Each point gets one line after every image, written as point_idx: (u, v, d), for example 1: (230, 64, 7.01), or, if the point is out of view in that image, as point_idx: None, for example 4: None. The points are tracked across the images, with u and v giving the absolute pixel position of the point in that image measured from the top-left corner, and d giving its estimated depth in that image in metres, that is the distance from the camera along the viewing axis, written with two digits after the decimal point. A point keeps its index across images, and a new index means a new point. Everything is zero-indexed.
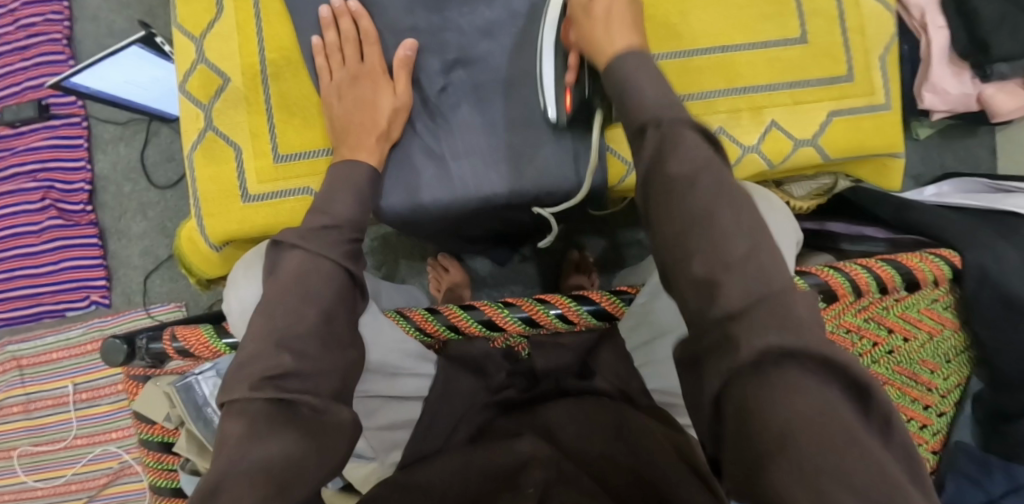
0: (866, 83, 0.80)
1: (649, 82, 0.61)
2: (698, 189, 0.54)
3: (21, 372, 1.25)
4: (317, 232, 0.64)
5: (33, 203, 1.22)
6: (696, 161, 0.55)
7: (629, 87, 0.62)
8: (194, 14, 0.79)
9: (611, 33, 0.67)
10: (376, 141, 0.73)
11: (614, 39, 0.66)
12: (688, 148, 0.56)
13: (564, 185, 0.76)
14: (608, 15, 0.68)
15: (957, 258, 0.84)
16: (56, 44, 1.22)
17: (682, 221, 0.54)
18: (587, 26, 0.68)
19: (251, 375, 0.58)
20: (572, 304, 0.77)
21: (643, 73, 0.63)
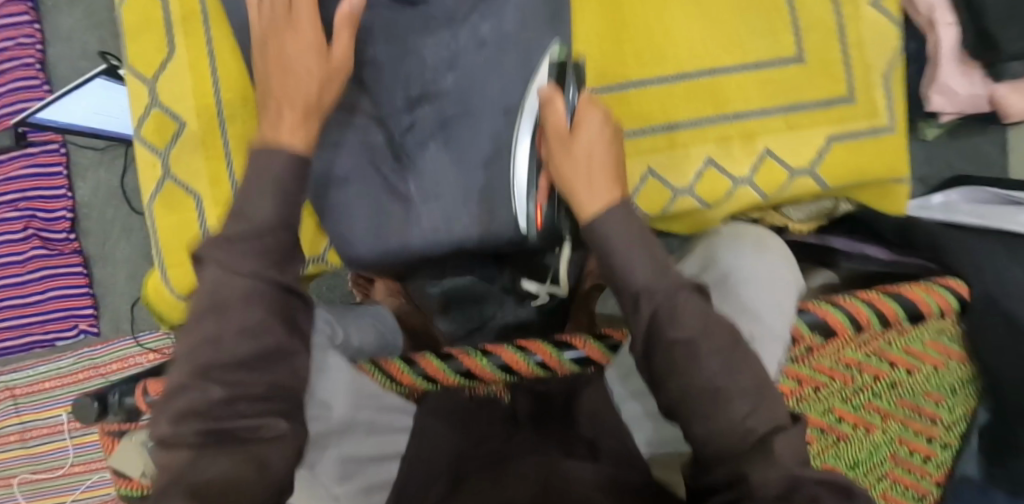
0: (868, 103, 0.73)
1: (639, 253, 0.60)
2: (703, 354, 0.57)
3: (15, 401, 1.25)
4: (232, 242, 0.56)
5: (16, 233, 1.20)
6: (697, 323, 0.57)
7: (618, 260, 0.60)
8: (144, 53, 0.75)
9: (591, 185, 0.62)
10: (303, 112, 0.63)
11: (595, 189, 0.62)
12: (687, 313, 0.57)
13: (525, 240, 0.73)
14: (590, 160, 0.63)
15: (964, 289, 0.81)
16: (30, 68, 1.19)
17: (690, 384, 0.57)
18: (565, 169, 0.63)
19: (190, 403, 0.54)
20: (553, 353, 0.77)
21: (630, 239, 0.60)
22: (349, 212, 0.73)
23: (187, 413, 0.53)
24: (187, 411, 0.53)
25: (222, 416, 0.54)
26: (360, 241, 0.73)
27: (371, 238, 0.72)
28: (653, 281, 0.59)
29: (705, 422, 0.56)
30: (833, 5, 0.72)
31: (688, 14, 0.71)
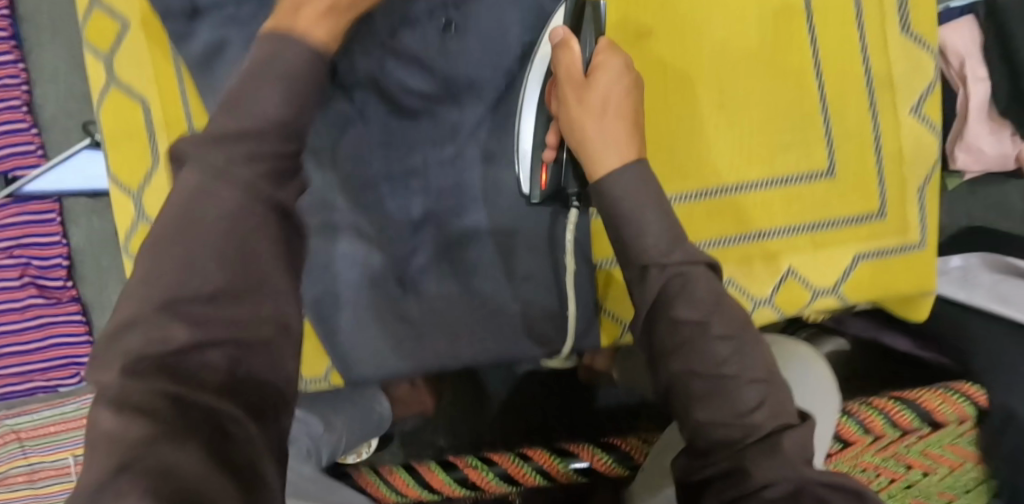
0: (899, 220, 0.70)
1: (652, 214, 0.55)
2: (711, 334, 0.51)
3: (21, 443, 1.17)
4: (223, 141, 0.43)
5: (11, 280, 1.16)
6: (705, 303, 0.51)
7: (629, 221, 0.55)
8: (127, 165, 0.66)
9: (606, 133, 0.57)
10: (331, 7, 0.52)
11: (610, 140, 0.57)
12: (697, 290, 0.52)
13: (535, 310, 0.69)
14: (607, 107, 0.58)
15: (983, 397, 0.79)
16: (16, 111, 1.14)
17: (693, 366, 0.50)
18: (578, 118, 0.58)
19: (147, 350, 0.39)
20: (556, 462, 0.78)
21: (641, 199, 0.55)
22: (340, 340, 0.67)
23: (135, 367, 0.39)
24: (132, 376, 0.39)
25: (179, 363, 0.40)
26: (361, 365, 0.68)
27: (369, 364, 0.68)
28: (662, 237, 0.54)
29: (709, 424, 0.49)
30: (870, 115, 0.69)
31: (720, 127, 0.67)
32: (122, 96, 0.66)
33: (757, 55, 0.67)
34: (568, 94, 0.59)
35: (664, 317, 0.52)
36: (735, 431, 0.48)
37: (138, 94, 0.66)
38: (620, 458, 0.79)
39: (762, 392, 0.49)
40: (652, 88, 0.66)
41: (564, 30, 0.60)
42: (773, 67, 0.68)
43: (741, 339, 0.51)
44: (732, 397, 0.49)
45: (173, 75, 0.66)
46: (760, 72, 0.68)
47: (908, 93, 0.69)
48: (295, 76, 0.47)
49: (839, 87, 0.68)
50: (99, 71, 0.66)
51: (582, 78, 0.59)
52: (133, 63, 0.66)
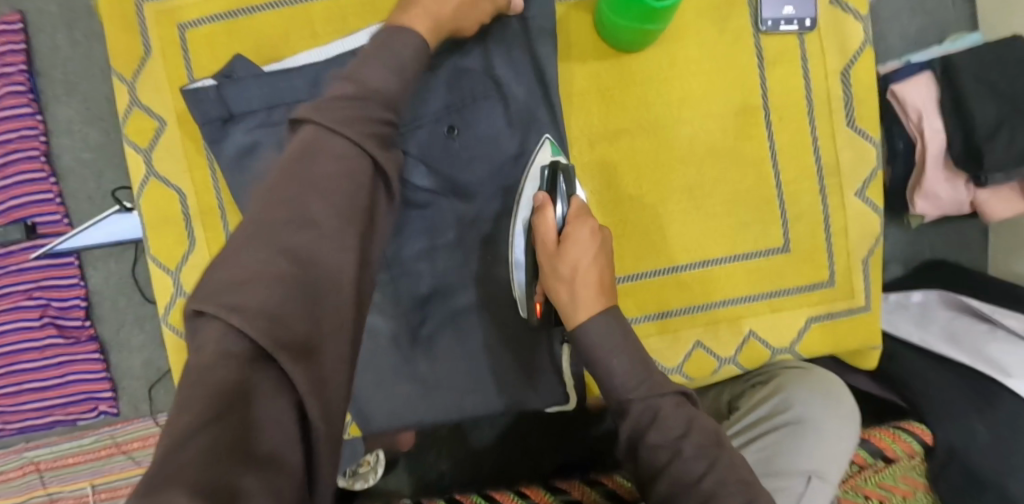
0: (846, 285, 0.79)
1: (619, 355, 0.59)
2: (686, 457, 0.55)
3: (40, 475, 1.26)
4: (337, 102, 0.52)
5: (33, 320, 1.22)
6: None
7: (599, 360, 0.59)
8: (166, 245, 0.77)
9: (576, 299, 0.60)
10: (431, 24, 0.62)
11: (579, 306, 0.60)
12: None
13: (533, 370, 0.78)
14: (575, 276, 0.61)
15: (929, 436, 0.90)
16: (34, 161, 1.22)
17: None
18: (552, 281, 0.63)
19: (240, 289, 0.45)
20: (548, 496, 0.87)
21: (612, 343, 0.59)
22: (365, 396, 0.76)
23: (229, 306, 0.44)
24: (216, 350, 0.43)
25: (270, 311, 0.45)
26: (379, 421, 0.77)
27: (385, 420, 0.77)
28: (632, 388, 0.58)
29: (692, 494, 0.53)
30: (820, 198, 0.78)
31: (687, 214, 0.77)
32: (159, 186, 0.76)
33: (720, 148, 0.77)
34: (544, 260, 0.63)
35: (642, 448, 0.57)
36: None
37: (174, 184, 0.76)
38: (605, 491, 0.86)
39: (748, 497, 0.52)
40: (626, 180, 0.77)
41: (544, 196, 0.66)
42: (733, 157, 0.77)
43: (721, 460, 0.55)
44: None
45: (205, 167, 0.76)
46: (722, 164, 0.77)
47: (853, 180, 0.78)
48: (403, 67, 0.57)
49: (793, 174, 0.77)
50: (139, 164, 0.76)
51: (556, 245, 0.63)
52: (169, 157, 0.76)
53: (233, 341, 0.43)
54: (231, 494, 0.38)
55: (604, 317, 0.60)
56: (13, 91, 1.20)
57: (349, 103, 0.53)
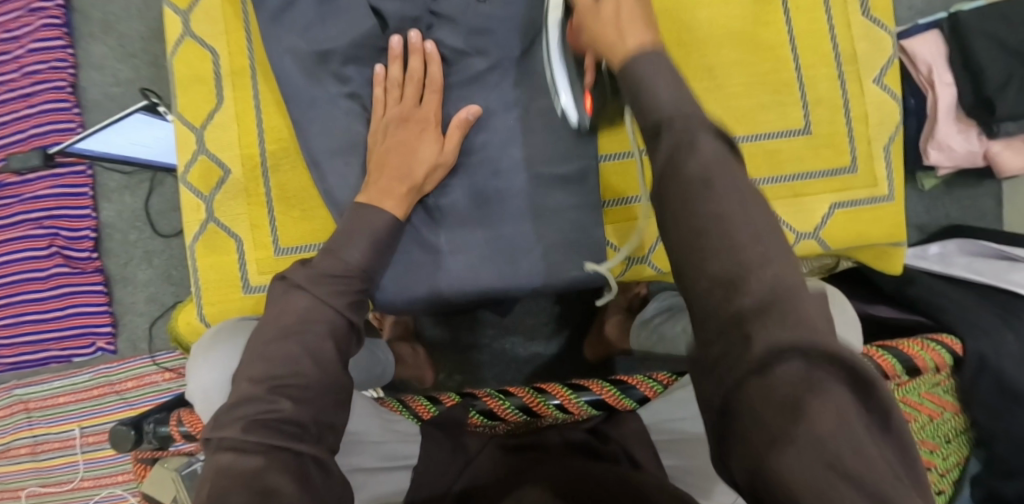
0: (868, 173, 0.79)
1: (664, 83, 0.55)
2: (715, 191, 0.49)
3: (28, 415, 1.24)
4: (323, 279, 0.62)
5: (40, 249, 1.22)
6: (709, 196, 0.49)
7: (641, 86, 0.56)
8: (195, 104, 0.82)
9: (623, 30, 0.61)
10: (407, 191, 0.72)
11: (628, 38, 0.60)
12: (700, 150, 0.50)
13: (556, 237, 0.77)
14: (618, 13, 0.62)
15: (958, 346, 0.86)
16: (62, 91, 1.23)
17: (695, 226, 0.49)
18: (597, 29, 0.63)
19: (246, 413, 0.54)
20: (570, 395, 0.78)
21: (659, 72, 0.56)
22: None
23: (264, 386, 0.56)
24: (254, 417, 0.54)
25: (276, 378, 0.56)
26: (388, 288, 0.76)
27: (397, 287, 0.76)
28: (672, 111, 0.53)
29: (716, 263, 0.47)
30: (839, 83, 0.79)
31: (705, 93, 0.79)
32: (193, 45, 0.82)
33: (741, 30, 0.79)
34: (584, 14, 0.65)
35: (672, 174, 0.50)
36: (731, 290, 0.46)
37: (207, 44, 0.82)
38: (633, 394, 0.78)
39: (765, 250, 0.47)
40: None
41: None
42: (754, 38, 0.79)
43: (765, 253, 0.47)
44: (734, 253, 0.47)
45: (240, 30, 0.82)
46: (743, 45, 0.79)
47: (870, 67, 0.79)
48: (376, 234, 0.67)
49: (810, 59, 0.79)
50: (176, 24, 0.82)
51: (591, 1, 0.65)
52: (205, 19, 0.82)
53: (254, 405, 0.55)
54: (264, 489, 0.50)
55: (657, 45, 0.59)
56: (49, 24, 1.23)
57: (333, 278, 0.62)
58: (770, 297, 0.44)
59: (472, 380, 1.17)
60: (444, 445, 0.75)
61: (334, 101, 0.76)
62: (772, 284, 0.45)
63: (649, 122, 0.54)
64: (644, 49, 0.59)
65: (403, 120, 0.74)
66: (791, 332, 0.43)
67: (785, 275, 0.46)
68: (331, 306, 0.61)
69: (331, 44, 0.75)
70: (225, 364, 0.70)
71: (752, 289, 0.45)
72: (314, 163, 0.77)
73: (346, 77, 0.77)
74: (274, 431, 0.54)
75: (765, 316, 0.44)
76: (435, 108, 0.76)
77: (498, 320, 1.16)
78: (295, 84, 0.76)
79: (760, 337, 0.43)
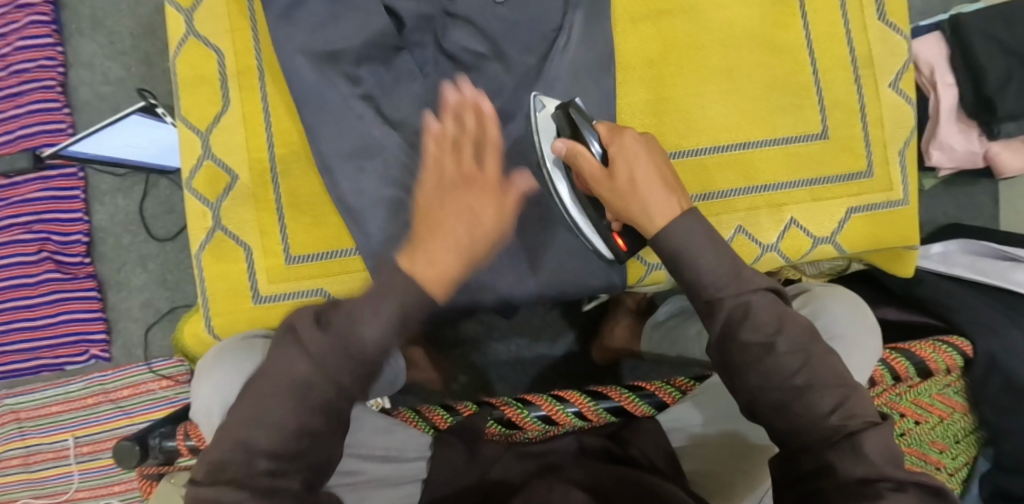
0: (884, 178, 0.80)
1: (706, 252, 0.60)
2: (779, 354, 0.57)
3: (20, 425, 1.20)
4: (335, 352, 0.56)
5: (30, 254, 1.18)
6: (767, 326, 0.58)
7: (685, 262, 0.61)
8: (199, 105, 0.79)
9: (646, 206, 0.62)
10: (455, 266, 0.58)
11: (654, 212, 0.62)
12: (757, 315, 0.58)
13: (576, 241, 0.78)
14: (634, 181, 0.64)
15: (969, 348, 0.86)
16: (50, 91, 1.19)
17: (769, 383, 0.57)
18: (618, 201, 0.65)
19: (213, 458, 0.56)
20: (589, 402, 0.78)
21: (697, 243, 0.61)
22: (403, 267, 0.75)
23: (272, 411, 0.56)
24: (224, 457, 0.56)
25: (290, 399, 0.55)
26: None
27: None
28: (722, 283, 0.60)
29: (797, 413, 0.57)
30: (855, 87, 0.80)
31: (724, 97, 0.79)
32: (197, 44, 0.79)
33: (759, 33, 0.79)
34: (597, 183, 0.67)
35: (734, 345, 0.58)
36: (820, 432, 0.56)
37: (213, 45, 0.79)
38: (651, 401, 0.77)
39: (835, 394, 0.57)
40: (669, 58, 0.79)
41: (566, 140, 0.69)
42: (771, 42, 0.79)
43: (837, 394, 0.57)
44: (810, 402, 0.56)
45: (248, 30, 0.79)
46: (761, 48, 0.79)
47: (886, 71, 0.80)
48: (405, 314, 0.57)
49: (828, 64, 0.79)
50: (178, 22, 0.79)
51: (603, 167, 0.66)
52: (210, 18, 0.79)
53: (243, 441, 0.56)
54: None
55: (685, 215, 0.61)
56: (36, 20, 1.19)
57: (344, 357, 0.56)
58: (849, 431, 0.55)
59: (479, 384, 1.14)
60: (460, 449, 0.74)
61: (348, 102, 0.74)
62: (847, 420, 0.56)
63: (704, 295, 0.61)
64: (674, 223, 0.61)
65: (460, 184, 0.59)
66: (867, 465, 0.54)
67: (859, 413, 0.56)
68: (337, 381, 0.56)
69: (345, 44, 0.73)
70: (223, 383, 0.68)
71: (827, 424, 0.56)
72: (327, 169, 0.75)
73: (359, 79, 0.74)
74: (245, 468, 0.55)
75: (847, 449, 0.55)
76: (497, 170, 0.60)
77: (504, 322, 1.15)
78: (308, 87, 0.74)
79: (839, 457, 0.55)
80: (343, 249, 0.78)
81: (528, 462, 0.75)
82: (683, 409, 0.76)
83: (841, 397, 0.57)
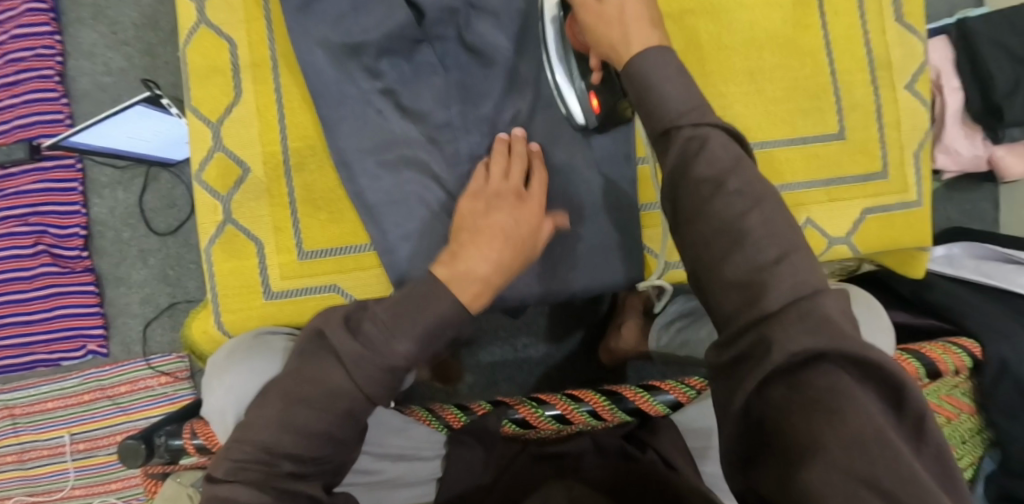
0: (900, 179, 0.80)
1: (673, 83, 0.57)
2: (728, 191, 0.52)
3: (14, 421, 1.18)
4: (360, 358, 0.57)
5: (26, 247, 1.16)
6: (724, 162, 0.53)
7: (648, 91, 0.57)
8: (210, 97, 0.77)
9: (625, 32, 0.61)
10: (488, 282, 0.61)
11: (633, 40, 0.60)
12: (714, 149, 0.53)
13: (594, 239, 0.78)
14: (623, 15, 0.61)
15: (978, 350, 0.87)
16: (48, 81, 1.17)
17: (715, 223, 0.52)
18: (600, 31, 0.63)
19: (231, 458, 0.56)
20: (605, 403, 0.77)
21: (666, 73, 0.58)
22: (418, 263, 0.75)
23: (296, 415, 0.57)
24: (241, 462, 0.56)
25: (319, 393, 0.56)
26: None
27: None
28: (684, 114, 0.56)
29: (735, 263, 0.50)
30: (873, 88, 0.80)
31: (741, 95, 0.78)
32: (210, 34, 0.77)
33: (780, 33, 0.79)
34: (584, 15, 0.64)
35: (685, 182, 0.53)
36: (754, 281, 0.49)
37: (225, 34, 0.77)
38: (666, 400, 0.76)
39: (782, 247, 0.50)
40: (690, 57, 0.78)
41: None
42: (791, 41, 0.79)
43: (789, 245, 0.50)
44: (747, 255, 0.50)
45: (262, 20, 0.78)
46: (781, 48, 0.79)
47: (903, 73, 0.80)
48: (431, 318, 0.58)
49: (846, 66, 0.79)
50: (190, 11, 0.77)
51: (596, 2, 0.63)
52: (223, 6, 0.77)
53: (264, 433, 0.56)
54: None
55: (659, 48, 0.59)
56: (35, 8, 1.16)
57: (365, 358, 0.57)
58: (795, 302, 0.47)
59: (484, 383, 1.14)
60: (476, 450, 0.74)
61: (367, 97, 0.74)
62: (787, 287, 0.48)
63: (662, 124, 0.56)
64: (648, 51, 0.59)
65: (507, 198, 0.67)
66: (817, 338, 0.44)
67: (803, 279, 0.48)
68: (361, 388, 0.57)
69: (365, 37, 0.73)
70: (238, 388, 0.66)
71: (766, 274, 0.49)
72: (344, 164, 0.75)
73: (378, 72, 0.75)
74: (263, 472, 0.56)
75: (790, 317, 0.46)
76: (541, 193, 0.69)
77: (510, 321, 1.14)
78: (325, 80, 0.73)
79: (782, 340, 0.45)
80: (357, 245, 0.78)
81: (544, 463, 0.74)
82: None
83: (784, 251, 0.50)
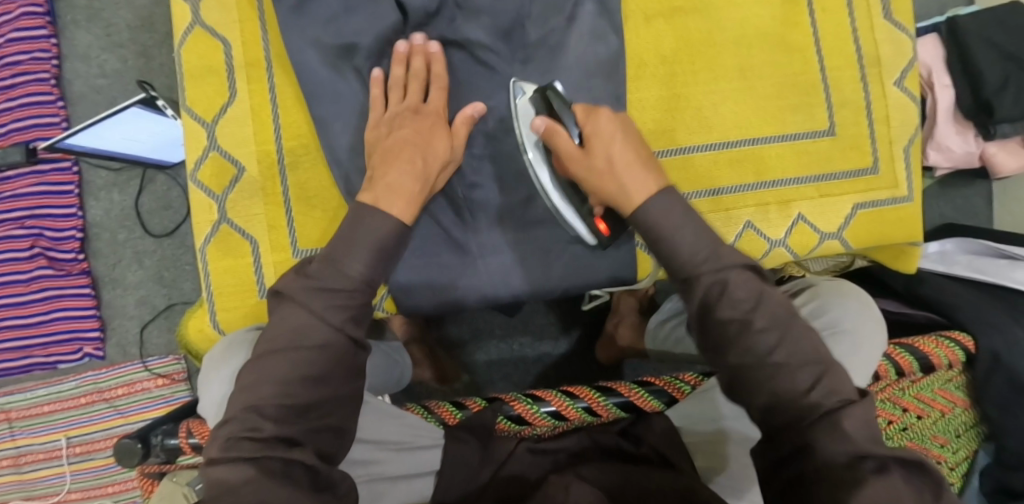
0: (890, 175, 0.80)
1: (684, 229, 0.61)
2: (755, 329, 0.58)
3: (10, 425, 1.18)
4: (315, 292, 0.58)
5: (22, 251, 1.16)
6: (745, 301, 0.58)
7: (666, 242, 0.61)
8: (205, 97, 0.78)
9: (625, 185, 0.63)
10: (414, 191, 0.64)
11: (632, 190, 0.63)
12: (737, 291, 0.59)
13: None
14: (612, 165, 0.64)
15: (970, 343, 0.87)
16: (45, 84, 1.18)
17: (747, 358, 0.58)
18: (597, 182, 0.65)
19: (224, 434, 0.56)
20: (598, 397, 0.78)
21: (675, 220, 0.61)
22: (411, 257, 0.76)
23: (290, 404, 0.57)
24: (237, 434, 0.55)
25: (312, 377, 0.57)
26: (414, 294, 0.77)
27: (423, 289, 0.77)
28: (700, 261, 0.60)
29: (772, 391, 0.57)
30: (862, 85, 0.80)
31: (732, 93, 0.79)
32: (204, 35, 0.78)
33: (771, 31, 0.80)
34: (576, 167, 0.66)
35: (712, 324, 0.59)
36: (798, 407, 0.56)
37: (219, 34, 0.78)
38: (660, 396, 0.78)
39: (817, 370, 0.57)
40: (680, 56, 0.79)
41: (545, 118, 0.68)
42: (780, 38, 0.80)
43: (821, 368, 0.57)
44: (792, 380, 0.57)
45: (255, 21, 0.78)
46: (770, 46, 0.80)
47: (893, 69, 0.81)
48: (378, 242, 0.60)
49: (836, 62, 0.80)
50: (184, 12, 0.78)
51: (580, 151, 0.66)
52: (218, 7, 0.78)
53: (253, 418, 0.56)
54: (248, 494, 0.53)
55: (663, 192, 0.62)
56: (31, 12, 1.17)
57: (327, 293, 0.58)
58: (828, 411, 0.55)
59: (483, 382, 1.14)
60: (473, 445, 0.73)
61: (358, 95, 0.75)
62: (829, 397, 0.56)
63: (681, 273, 0.61)
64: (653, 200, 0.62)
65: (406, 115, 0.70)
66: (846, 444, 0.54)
67: (842, 389, 0.57)
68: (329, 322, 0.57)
69: (359, 39, 0.74)
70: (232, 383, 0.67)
71: (804, 402, 0.56)
72: (337, 163, 0.75)
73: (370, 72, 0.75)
74: (256, 444, 0.55)
75: (823, 424, 0.55)
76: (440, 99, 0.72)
77: (507, 320, 1.15)
78: (320, 80, 0.75)
79: (824, 444, 0.54)
80: None
81: (543, 457, 0.74)
82: (693, 405, 0.76)
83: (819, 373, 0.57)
